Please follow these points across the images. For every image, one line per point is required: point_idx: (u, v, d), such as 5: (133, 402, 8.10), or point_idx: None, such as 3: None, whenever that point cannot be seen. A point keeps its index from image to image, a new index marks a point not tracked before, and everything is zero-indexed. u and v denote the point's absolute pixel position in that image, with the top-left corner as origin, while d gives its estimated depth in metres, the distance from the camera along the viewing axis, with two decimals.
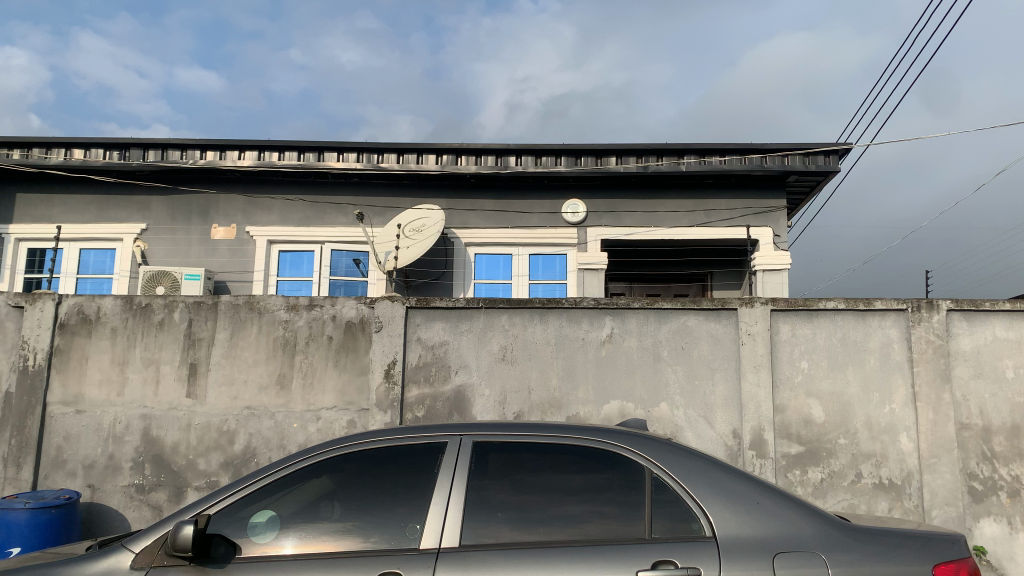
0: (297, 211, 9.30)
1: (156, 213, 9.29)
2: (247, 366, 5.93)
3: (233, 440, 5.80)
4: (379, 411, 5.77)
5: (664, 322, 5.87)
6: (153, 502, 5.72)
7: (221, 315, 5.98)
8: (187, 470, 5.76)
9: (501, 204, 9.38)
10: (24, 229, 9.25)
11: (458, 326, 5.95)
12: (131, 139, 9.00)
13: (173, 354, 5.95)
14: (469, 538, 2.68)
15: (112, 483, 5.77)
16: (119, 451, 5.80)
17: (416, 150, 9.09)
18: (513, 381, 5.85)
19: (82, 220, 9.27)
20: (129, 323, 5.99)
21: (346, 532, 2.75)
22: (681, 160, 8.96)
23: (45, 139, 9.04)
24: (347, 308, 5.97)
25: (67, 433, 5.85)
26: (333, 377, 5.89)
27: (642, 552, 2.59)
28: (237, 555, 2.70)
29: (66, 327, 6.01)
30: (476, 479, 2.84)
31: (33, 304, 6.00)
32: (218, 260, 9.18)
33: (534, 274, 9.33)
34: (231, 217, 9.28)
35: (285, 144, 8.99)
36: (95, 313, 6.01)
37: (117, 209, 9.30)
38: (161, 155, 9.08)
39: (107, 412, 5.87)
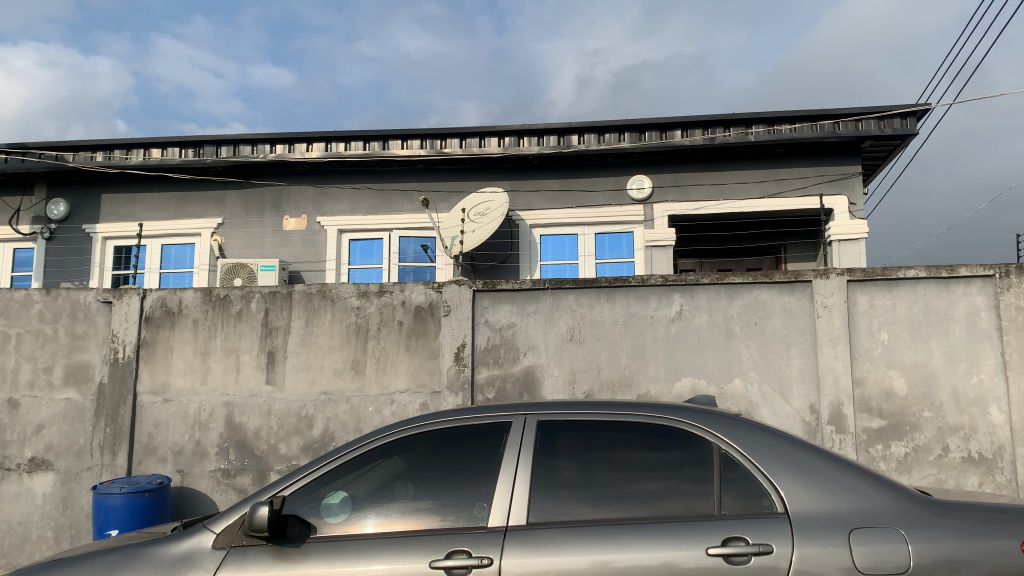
0: (365, 199, 9.45)
1: (232, 207, 9.59)
2: (321, 353, 6.09)
3: (312, 425, 5.97)
4: (451, 393, 5.85)
5: (735, 297, 5.75)
6: (238, 485, 5.94)
7: (296, 303, 6.15)
8: (270, 454, 5.97)
9: (566, 183, 9.31)
10: (111, 228, 9.68)
11: (525, 308, 5.96)
12: (205, 137, 9.33)
13: (252, 343, 6.15)
14: (537, 516, 2.70)
15: (199, 468, 6.02)
16: (205, 437, 6.05)
17: (479, 133, 9.11)
18: (582, 361, 5.83)
19: (164, 217, 9.66)
20: (210, 314, 6.22)
21: (418, 510, 2.80)
22: (749, 130, 8.75)
23: (126, 141, 9.45)
24: (415, 293, 6.05)
25: (157, 421, 6.13)
26: (405, 360, 6.00)
27: (712, 528, 2.56)
28: (313, 534, 2.77)
29: (152, 319, 6.29)
30: (544, 458, 2.85)
31: (120, 298, 6.29)
32: (292, 252, 9.43)
33: (601, 254, 9.27)
34: (303, 209, 9.49)
35: (350, 134, 9.16)
36: (177, 305, 6.26)
37: (196, 205, 9.64)
38: (235, 150, 9.36)
39: (192, 399, 6.12)
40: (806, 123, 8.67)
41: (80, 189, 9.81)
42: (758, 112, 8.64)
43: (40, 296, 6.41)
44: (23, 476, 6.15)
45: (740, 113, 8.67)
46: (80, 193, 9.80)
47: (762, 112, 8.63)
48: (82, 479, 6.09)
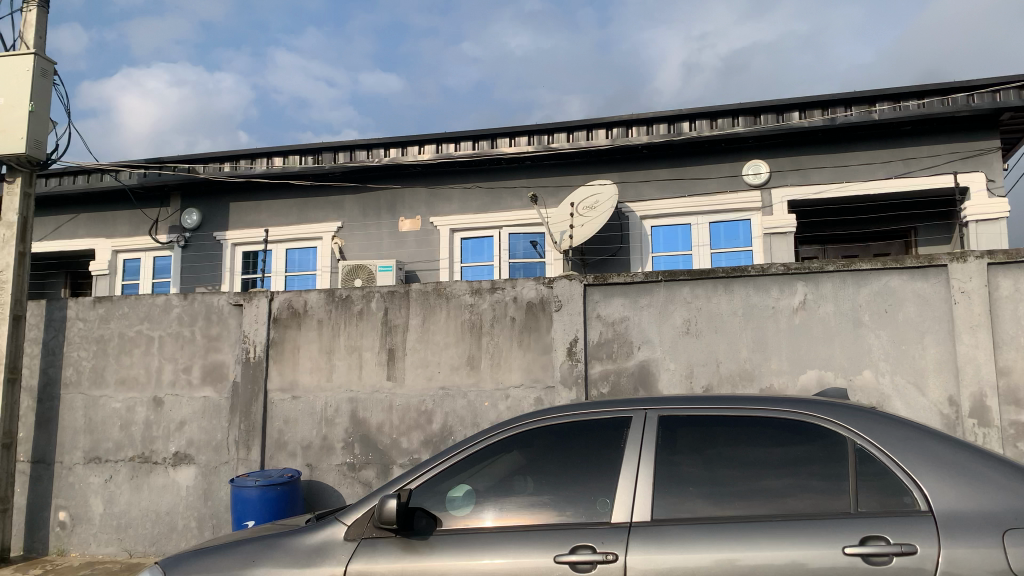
0: (476, 197, 9.57)
1: (349, 211, 9.92)
2: (438, 349, 6.21)
3: (431, 420, 6.11)
4: (565, 388, 5.83)
5: (863, 284, 5.47)
6: (363, 479, 6.15)
7: (412, 302, 6.30)
8: (392, 448, 6.14)
9: (678, 172, 9.12)
10: (240, 235, 10.22)
11: (639, 301, 5.87)
12: (323, 144, 9.68)
13: (372, 341, 6.34)
14: (661, 512, 2.65)
15: (327, 462, 6.26)
16: (331, 432, 6.29)
17: (587, 126, 9.05)
18: (700, 354, 5.70)
19: (287, 223, 10.11)
20: (332, 314, 6.46)
21: (540, 505, 2.80)
22: (873, 108, 8.31)
23: (251, 151, 9.93)
24: (527, 289, 6.08)
25: (287, 417, 6.42)
26: (519, 356, 6.04)
27: (849, 527, 2.45)
28: (438, 527, 2.82)
29: (279, 320, 6.59)
30: (666, 453, 2.79)
31: (250, 301, 6.62)
32: (407, 252, 9.68)
33: (716, 244, 9.04)
34: (416, 210, 9.72)
35: (460, 133, 9.30)
36: (302, 306, 6.53)
37: (316, 210, 10.04)
38: (351, 155, 9.68)
39: (318, 396, 6.37)
40: (936, 97, 8.16)
41: (211, 199, 10.40)
42: (882, 89, 8.20)
43: (179, 301, 6.83)
44: (169, 469, 6.57)
45: (862, 90, 8.25)
46: (211, 202, 10.39)
47: (886, 89, 8.19)
48: (221, 472, 6.45)
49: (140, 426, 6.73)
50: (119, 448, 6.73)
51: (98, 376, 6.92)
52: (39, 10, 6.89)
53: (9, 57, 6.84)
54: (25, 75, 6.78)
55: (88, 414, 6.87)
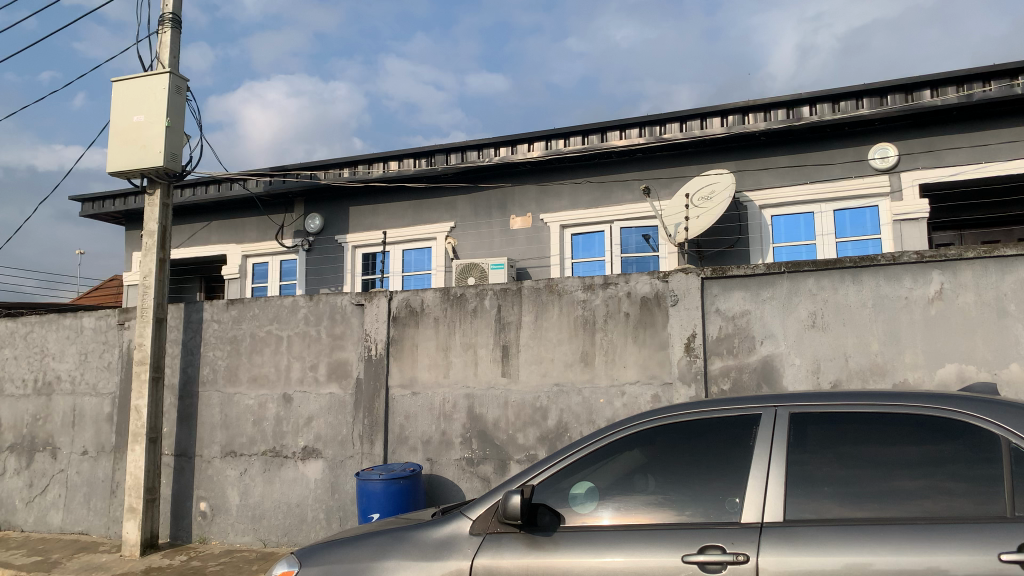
0: (587, 193, 9.52)
1: (462, 210, 10.08)
2: (552, 346, 6.20)
3: (547, 416, 6.11)
4: (683, 384, 5.72)
5: (1008, 271, 5.08)
6: (481, 474, 6.22)
7: (526, 299, 6.33)
8: (509, 444, 6.19)
9: (798, 159, 8.77)
10: (358, 237, 10.57)
11: (759, 294, 5.68)
12: (436, 146, 9.86)
13: (487, 338, 6.41)
14: (793, 512, 2.55)
15: (446, 457, 6.38)
16: (450, 428, 6.41)
17: (699, 115, 8.83)
18: (827, 348, 5.45)
19: (403, 224, 10.37)
20: (448, 312, 6.58)
21: (664, 503, 2.75)
22: (1015, 82, 7.73)
23: (367, 156, 10.25)
24: (642, 284, 5.99)
25: (407, 413, 6.58)
26: (635, 352, 5.95)
27: (1004, 533, 2.28)
28: (562, 524, 2.82)
29: (398, 319, 6.76)
30: (797, 452, 2.67)
31: (370, 301, 6.83)
32: (519, 249, 9.75)
33: (841, 232, 8.63)
34: (527, 207, 9.77)
35: (569, 129, 9.26)
36: (420, 305, 6.68)
37: (430, 210, 10.26)
38: (462, 156, 9.81)
39: (437, 392, 6.50)
40: None
41: (331, 204, 10.80)
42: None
43: (304, 301, 7.13)
44: (298, 462, 6.88)
45: (1002, 63, 7.68)
46: (331, 207, 10.79)
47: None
48: (347, 466, 6.69)
49: (271, 422, 7.07)
50: (253, 442, 7.10)
51: (233, 374, 7.32)
52: (172, 31, 7.33)
53: (148, 77, 7.32)
54: (161, 93, 7.24)
55: (225, 410, 7.28)
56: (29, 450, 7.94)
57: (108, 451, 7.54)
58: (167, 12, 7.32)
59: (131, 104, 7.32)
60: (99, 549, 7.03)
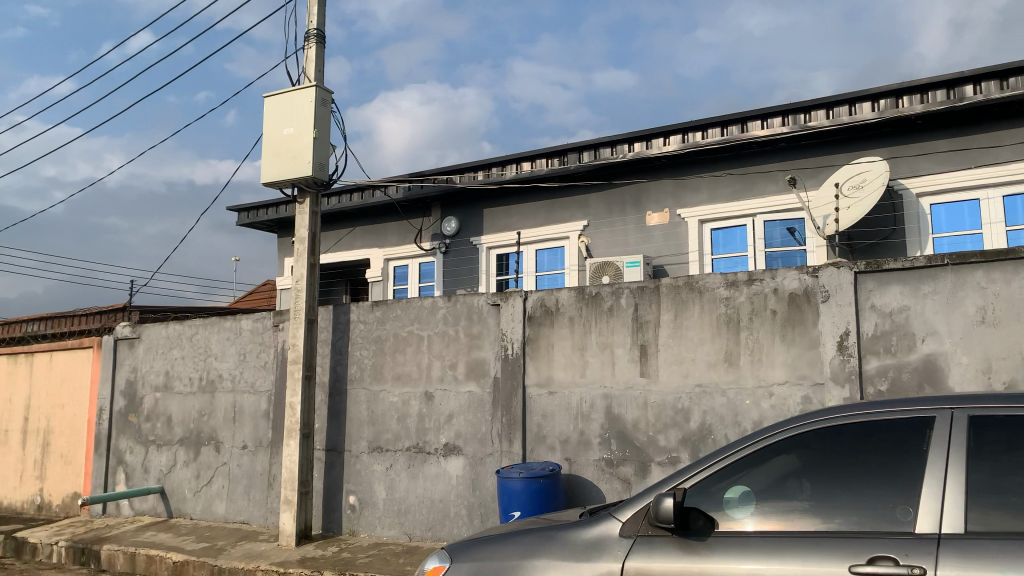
0: (726, 186, 9.23)
1: (596, 208, 10.02)
2: (694, 345, 6.04)
3: (689, 417, 5.97)
4: (836, 385, 5.43)
5: None
6: (622, 475, 6.15)
7: (664, 297, 6.20)
8: (649, 446, 6.08)
9: (959, 142, 8.14)
10: (493, 239, 10.72)
11: (920, 288, 5.30)
12: (569, 145, 9.84)
13: (625, 337, 6.33)
14: (976, 523, 2.36)
15: (585, 457, 6.35)
16: (588, 428, 6.37)
17: (848, 100, 8.37)
18: (999, 346, 5.02)
19: (536, 224, 10.43)
20: (584, 311, 6.54)
21: (826, 511, 2.60)
22: None
23: (500, 158, 10.35)
24: (788, 279, 5.74)
25: (545, 412, 6.60)
26: (782, 351, 5.71)
27: None
28: (716, 529, 2.72)
29: (533, 319, 6.78)
30: (979, 459, 2.45)
31: (506, 301, 6.90)
32: (655, 246, 9.60)
33: (1012, 220, 7.92)
34: (663, 203, 9.60)
35: (706, 121, 8.99)
36: (555, 304, 6.67)
37: (563, 209, 10.26)
38: (595, 154, 9.74)
39: (575, 392, 6.48)
40: None
41: (466, 207, 11.01)
42: None
43: (443, 302, 7.29)
44: (441, 459, 7.05)
45: None
46: (466, 209, 11.01)
47: None
48: (487, 464, 6.78)
49: (414, 419, 7.28)
50: (397, 439, 7.33)
51: (377, 372, 7.59)
52: (317, 46, 7.69)
53: (296, 92, 7.72)
54: (308, 105, 7.61)
55: (371, 407, 7.56)
56: (196, 443, 8.55)
57: (266, 445, 8.01)
58: (311, 28, 7.69)
59: (281, 118, 7.75)
60: (258, 538, 7.48)
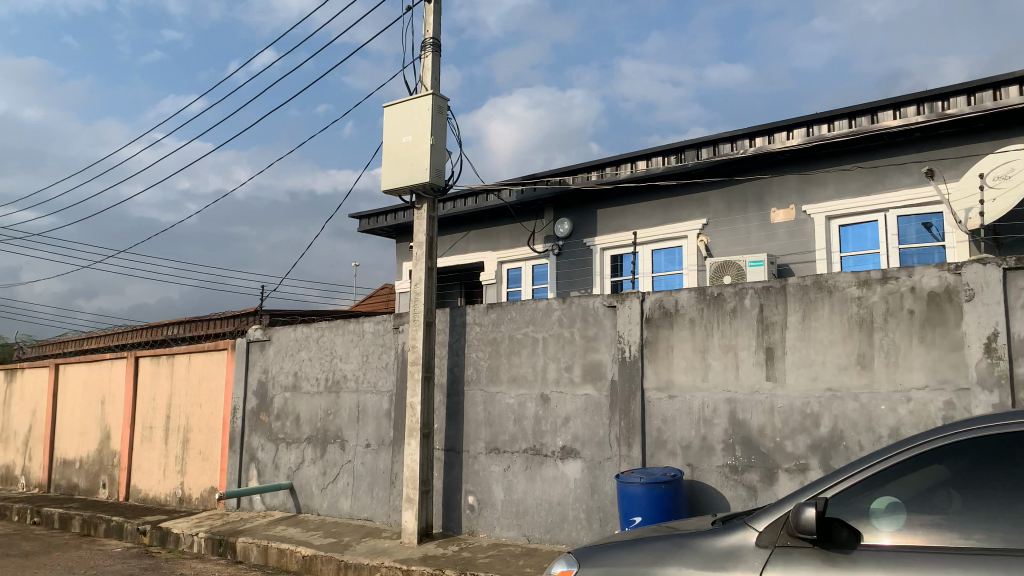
0: (854, 180, 8.78)
1: (715, 206, 9.77)
2: (823, 347, 5.78)
3: (819, 423, 5.70)
4: (984, 391, 5.06)
5: None
6: (747, 482, 5.95)
7: (791, 297, 5.96)
8: (776, 452, 5.85)
9: None
10: (607, 240, 10.62)
11: None
12: (686, 142, 9.64)
13: (749, 340, 6.12)
14: None
15: (708, 463, 6.18)
16: (711, 433, 6.20)
17: (992, 84, 7.78)
18: None
19: (653, 224, 10.27)
20: (705, 313, 6.37)
21: (986, 526, 2.43)
22: None
23: (615, 158, 10.24)
24: (928, 277, 5.39)
25: (665, 416, 6.47)
26: (922, 354, 5.37)
27: None
28: (861, 542, 2.56)
29: (652, 320, 6.65)
30: None
31: (623, 302, 6.81)
32: (779, 244, 9.26)
33: None
34: (787, 199, 9.25)
35: (833, 113, 8.59)
36: (674, 305, 6.54)
37: (680, 208, 10.06)
38: (714, 150, 9.48)
39: (696, 396, 6.32)
40: None
41: (579, 208, 10.96)
42: None
43: (559, 304, 7.27)
44: (558, 462, 7.03)
45: None
46: (580, 211, 10.96)
47: None
48: (606, 468, 6.71)
49: (531, 421, 7.30)
50: (515, 440, 7.37)
51: (494, 374, 7.65)
52: (433, 55, 7.85)
53: (413, 100, 7.90)
54: (425, 113, 7.77)
55: (488, 409, 7.63)
56: (322, 442, 8.88)
57: (388, 445, 8.22)
58: (427, 37, 7.85)
59: (400, 126, 7.95)
60: (382, 535, 7.68)
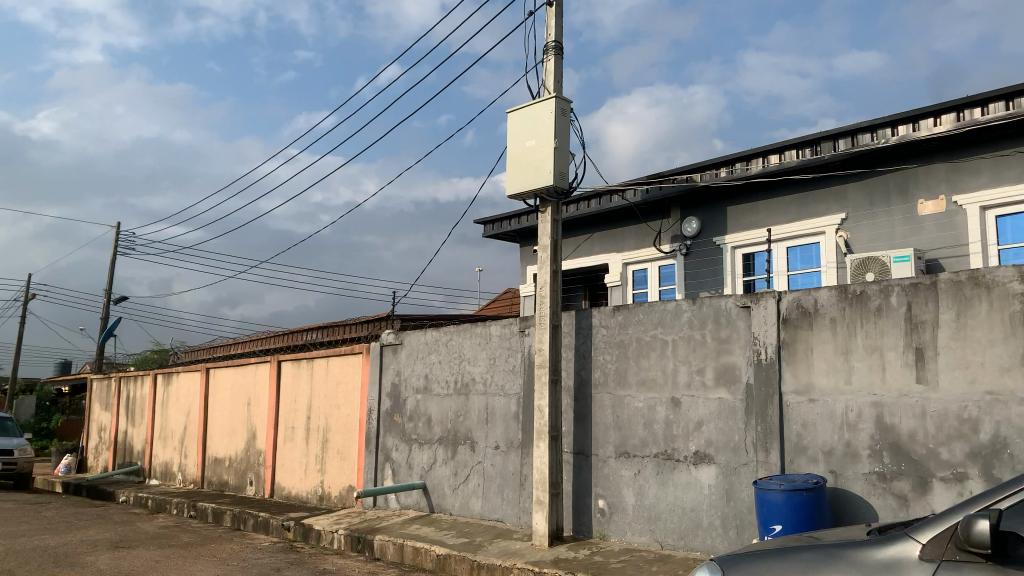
0: (1013, 166, 8.10)
1: (855, 200, 9.29)
2: (982, 348, 5.36)
3: (978, 429, 5.29)
4: None
5: None
6: (897, 491, 5.60)
7: (944, 294, 5.56)
8: (930, 460, 5.47)
9: None
10: (739, 238, 10.31)
11: None
12: (822, 134, 9.23)
13: (896, 340, 5.77)
14: None
15: (853, 470, 5.86)
16: (855, 438, 5.88)
17: None
18: None
19: (787, 220, 9.87)
20: (847, 312, 6.05)
21: None
22: None
23: (746, 152, 9.94)
24: None
25: (805, 421, 6.19)
26: None
27: None
28: None
29: (789, 321, 6.39)
30: None
31: (757, 303, 6.57)
32: (927, 238, 8.68)
33: None
34: (935, 189, 8.67)
35: (986, 96, 7.99)
36: (813, 305, 6.25)
37: (816, 203, 9.61)
38: (853, 141, 9.05)
39: (838, 400, 6.01)
40: None
41: (708, 207, 10.70)
42: None
43: (689, 305, 7.11)
44: (691, 467, 6.86)
45: None
46: (709, 209, 10.69)
47: None
48: (741, 474, 6.49)
49: (661, 425, 7.16)
50: (645, 445, 7.25)
51: (623, 377, 7.56)
52: (556, 58, 7.86)
53: (537, 103, 7.93)
54: (549, 116, 7.79)
55: (617, 412, 7.54)
56: (453, 443, 9.06)
57: (517, 447, 8.29)
58: (550, 40, 7.88)
59: (524, 130, 8.00)
60: (513, 536, 7.75)
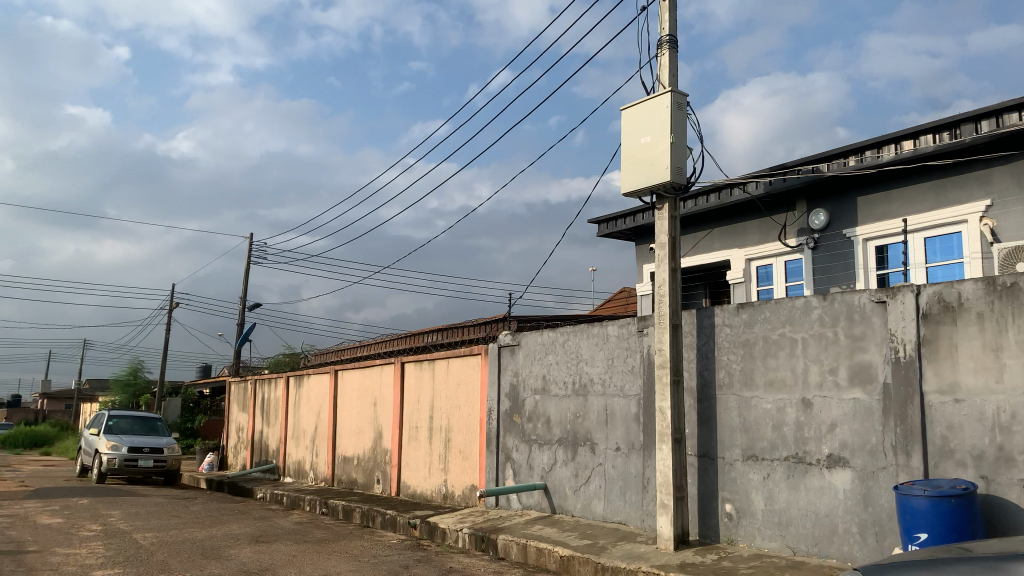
0: None
1: (1001, 185, 8.63)
2: None
3: None
4: None
5: None
6: None
7: None
8: None
9: None
10: (871, 229, 9.80)
11: None
12: (961, 115, 8.58)
13: None
14: None
15: (1007, 475, 5.44)
16: (1010, 442, 5.45)
17: None
18: None
19: (924, 209, 9.30)
20: (997, 306, 5.62)
21: None
22: None
23: (876, 139, 9.42)
24: None
25: (951, 423, 5.78)
26: None
27: None
28: None
29: (930, 316, 5.98)
30: None
31: (894, 297, 6.20)
32: None
33: None
34: None
35: None
36: (957, 299, 5.84)
37: (957, 190, 8.99)
38: (998, 122, 8.35)
39: (989, 400, 5.60)
40: None
41: (837, 198, 10.22)
42: None
43: (818, 301, 6.81)
44: (824, 471, 6.56)
45: None
46: (838, 200, 10.21)
47: None
48: (880, 478, 6.15)
49: (791, 427, 6.88)
50: (774, 447, 6.99)
51: (748, 377, 7.32)
52: (670, 52, 7.70)
53: (651, 99, 7.80)
54: (664, 111, 7.64)
55: (743, 414, 7.32)
56: (573, 445, 9.03)
57: (639, 449, 8.18)
58: (664, 35, 7.73)
59: (639, 127, 7.89)
60: (637, 539, 7.65)
